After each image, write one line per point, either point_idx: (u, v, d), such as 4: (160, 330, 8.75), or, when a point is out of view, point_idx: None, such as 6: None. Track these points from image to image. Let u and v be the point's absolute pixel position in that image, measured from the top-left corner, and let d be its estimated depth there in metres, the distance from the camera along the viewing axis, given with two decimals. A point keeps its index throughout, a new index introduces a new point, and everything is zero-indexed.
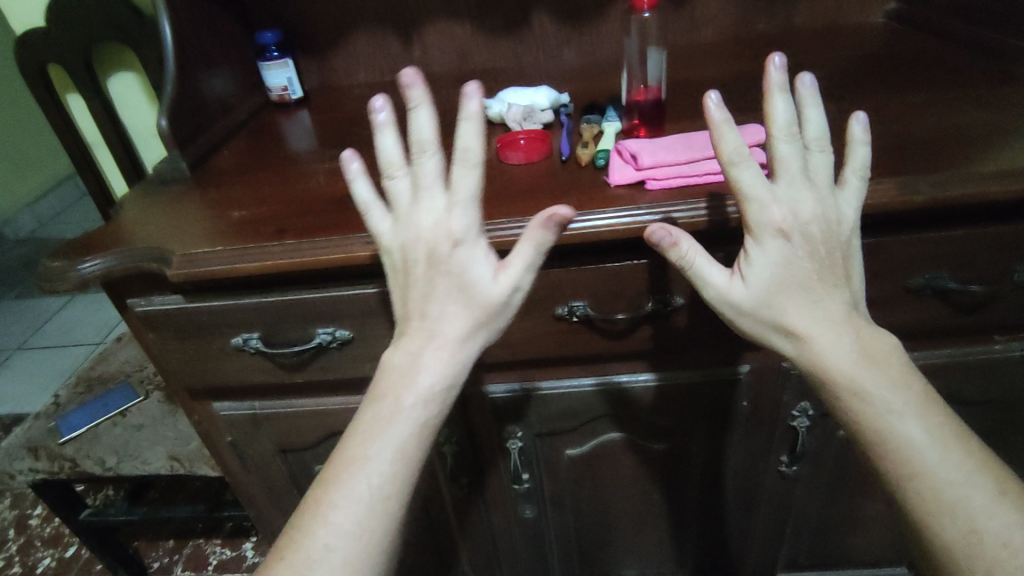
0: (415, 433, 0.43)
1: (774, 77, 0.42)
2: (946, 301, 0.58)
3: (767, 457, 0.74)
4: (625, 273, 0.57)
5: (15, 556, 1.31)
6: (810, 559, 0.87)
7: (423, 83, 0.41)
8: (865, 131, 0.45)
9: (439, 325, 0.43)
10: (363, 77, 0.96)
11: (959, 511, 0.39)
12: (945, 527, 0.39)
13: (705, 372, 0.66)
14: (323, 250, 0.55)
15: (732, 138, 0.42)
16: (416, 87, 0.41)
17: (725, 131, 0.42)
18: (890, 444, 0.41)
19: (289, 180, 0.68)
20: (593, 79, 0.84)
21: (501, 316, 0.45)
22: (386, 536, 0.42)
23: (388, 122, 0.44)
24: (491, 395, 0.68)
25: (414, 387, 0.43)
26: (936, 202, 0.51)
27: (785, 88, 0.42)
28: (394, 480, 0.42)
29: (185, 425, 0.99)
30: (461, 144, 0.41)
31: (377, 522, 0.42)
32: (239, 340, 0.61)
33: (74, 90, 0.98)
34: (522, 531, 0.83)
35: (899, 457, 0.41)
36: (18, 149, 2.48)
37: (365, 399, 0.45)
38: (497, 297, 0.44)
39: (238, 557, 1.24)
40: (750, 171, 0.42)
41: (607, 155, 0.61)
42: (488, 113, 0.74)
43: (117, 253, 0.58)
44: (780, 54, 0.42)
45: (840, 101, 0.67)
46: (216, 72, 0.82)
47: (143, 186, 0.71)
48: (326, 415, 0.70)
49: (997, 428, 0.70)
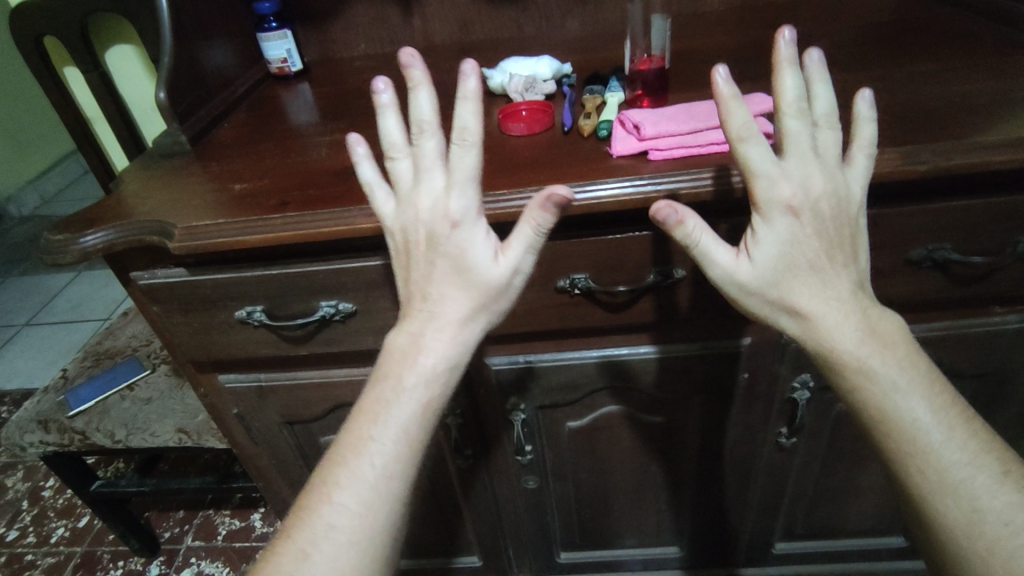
0: (416, 415, 0.44)
1: (784, 51, 0.41)
2: (947, 273, 0.58)
3: (767, 429, 0.74)
4: (627, 245, 0.57)
5: (30, 526, 1.34)
6: (807, 528, 0.88)
7: (423, 63, 0.41)
8: (871, 108, 0.44)
9: (440, 307, 0.45)
10: (363, 48, 0.95)
11: (963, 490, 0.40)
12: (947, 508, 0.40)
13: (706, 345, 0.66)
14: (323, 222, 0.55)
15: (740, 113, 0.41)
16: (416, 67, 0.41)
17: (733, 105, 0.41)
18: (899, 424, 0.41)
19: (289, 153, 0.68)
20: (596, 49, 0.83)
21: (503, 299, 0.46)
22: (388, 518, 0.43)
23: (391, 103, 0.44)
24: (494, 367, 0.68)
25: (415, 368, 0.44)
26: (940, 172, 0.50)
27: (795, 63, 0.41)
28: (396, 460, 0.43)
29: (192, 398, 1.00)
30: (459, 124, 0.41)
31: (380, 502, 0.42)
32: (243, 313, 0.62)
33: (71, 63, 0.98)
34: (524, 501, 0.85)
35: (907, 437, 0.41)
36: (18, 126, 2.47)
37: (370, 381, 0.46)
38: (498, 280, 0.45)
39: (247, 527, 1.27)
40: (759, 148, 0.41)
41: (609, 125, 0.60)
42: (490, 84, 0.74)
43: (118, 226, 0.58)
44: (790, 28, 0.41)
45: (846, 70, 0.66)
46: (214, 44, 0.81)
47: (143, 160, 0.71)
48: (330, 387, 0.71)
49: (995, 400, 0.70)
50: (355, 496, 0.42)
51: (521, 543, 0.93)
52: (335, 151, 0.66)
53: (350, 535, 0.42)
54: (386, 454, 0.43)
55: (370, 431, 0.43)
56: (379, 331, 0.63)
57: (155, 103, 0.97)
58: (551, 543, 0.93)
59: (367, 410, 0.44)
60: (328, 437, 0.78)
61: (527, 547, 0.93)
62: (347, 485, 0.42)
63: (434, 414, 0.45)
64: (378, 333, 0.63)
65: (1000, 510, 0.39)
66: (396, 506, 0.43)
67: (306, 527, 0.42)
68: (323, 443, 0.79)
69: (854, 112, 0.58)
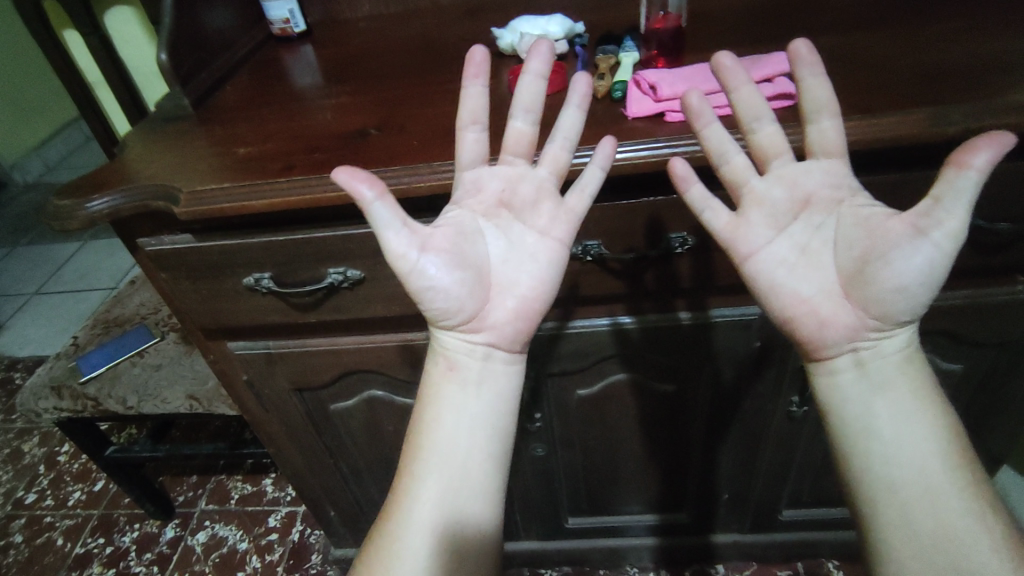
0: (466, 422, 0.49)
1: (742, 72, 0.45)
2: (969, 241, 0.56)
3: (778, 399, 0.74)
4: (642, 210, 0.56)
5: (47, 490, 1.37)
6: (812, 496, 0.89)
7: (473, 71, 0.47)
8: (687, 170, 0.47)
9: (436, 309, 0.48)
10: (367, 9, 0.92)
11: (941, 528, 0.41)
12: (930, 534, 0.41)
13: (717, 313, 0.65)
14: (332, 186, 0.54)
15: (819, 90, 0.44)
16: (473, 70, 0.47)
17: (819, 81, 0.44)
18: (908, 448, 0.43)
19: (295, 116, 0.66)
20: (609, 8, 0.80)
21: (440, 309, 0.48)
22: (442, 514, 0.47)
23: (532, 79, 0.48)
24: (569, 328, 0.67)
25: (463, 376, 0.49)
26: (970, 134, 0.48)
27: (746, 84, 0.46)
28: (450, 461, 0.48)
29: (202, 365, 1.01)
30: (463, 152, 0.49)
31: (435, 498, 0.48)
32: (251, 280, 0.61)
33: (71, 26, 0.96)
34: (532, 468, 0.85)
35: (910, 459, 0.42)
36: (19, 92, 2.43)
37: (424, 393, 0.50)
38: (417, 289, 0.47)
39: (259, 492, 1.29)
40: (830, 127, 0.45)
41: (624, 86, 0.58)
42: (499, 45, 0.71)
43: (123, 191, 0.57)
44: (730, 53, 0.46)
45: (872, 29, 0.64)
46: (214, 4, 0.79)
47: (146, 124, 0.69)
48: (339, 355, 0.70)
49: (1009, 370, 0.70)
50: (429, 515, 0.47)
51: (528, 509, 0.94)
52: (342, 114, 0.65)
53: (418, 528, 0.47)
54: (452, 473, 0.48)
55: (430, 438, 0.49)
56: (388, 298, 0.63)
57: (157, 67, 0.96)
58: (558, 509, 0.94)
59: (424, 429, 0.49)
60: (338, 403, 0.78)
61: (534, 513, 0.94)
62: (417, 508, 0.48)
63: (486, 422, 0.49)
64: (386, 299, 0.63)
65: (971, 541, 0.41)
66: (448, 506, 0.48)
67: (391, 522, 0.48)
68: (333, 410, 0.79)
69: (878, 73, 0.56)
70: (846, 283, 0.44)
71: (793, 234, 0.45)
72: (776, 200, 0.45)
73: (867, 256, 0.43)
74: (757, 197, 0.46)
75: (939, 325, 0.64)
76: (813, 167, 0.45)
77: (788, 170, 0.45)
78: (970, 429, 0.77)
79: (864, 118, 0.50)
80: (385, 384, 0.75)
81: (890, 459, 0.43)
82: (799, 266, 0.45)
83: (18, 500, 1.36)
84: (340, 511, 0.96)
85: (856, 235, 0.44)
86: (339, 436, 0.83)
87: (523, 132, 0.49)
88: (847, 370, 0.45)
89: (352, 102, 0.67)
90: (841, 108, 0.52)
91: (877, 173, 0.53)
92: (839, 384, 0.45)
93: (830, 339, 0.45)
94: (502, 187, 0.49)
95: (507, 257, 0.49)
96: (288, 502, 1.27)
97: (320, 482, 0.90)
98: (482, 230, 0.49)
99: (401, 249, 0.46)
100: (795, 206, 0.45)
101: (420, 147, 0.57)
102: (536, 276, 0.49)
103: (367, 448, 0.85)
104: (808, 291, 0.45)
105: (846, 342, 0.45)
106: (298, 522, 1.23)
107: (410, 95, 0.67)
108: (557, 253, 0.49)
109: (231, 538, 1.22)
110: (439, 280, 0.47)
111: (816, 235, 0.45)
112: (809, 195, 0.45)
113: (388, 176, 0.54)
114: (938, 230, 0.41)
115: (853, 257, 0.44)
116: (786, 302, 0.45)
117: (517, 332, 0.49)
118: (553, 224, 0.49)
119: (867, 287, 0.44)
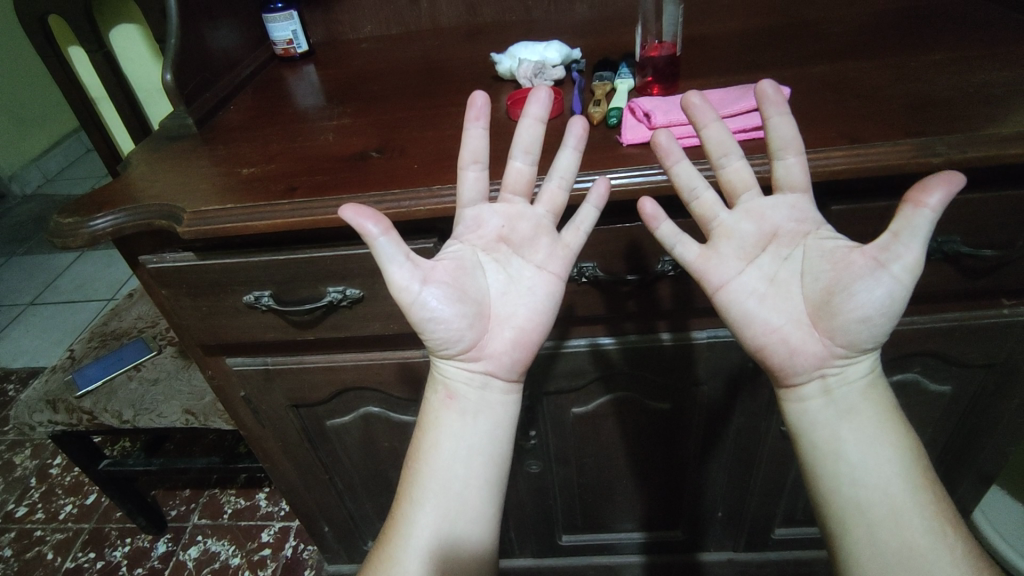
0: (461, 448, 0.50)
1: (706, 110, 0.47)
2: (955, 265, 0.58)
3: (771, 418, 0.74)
4: (636, 234, 0.57)
5: (38, 503, 1.36)
6: (806, 514, 0.89)
7: (481, 109, 0.48)
8: (655, 208, 0.49)
9: (436, 338, 0.49)
10: (369, 30, 0.94)
11: (907, 547, 0.43)
12: (897, 552, 0.43)
13: (695, 335, 0.67)
14: (333, 207, 0.55)
15: (785, 127, 0.46)
16: (480, 108, 0.48)
17: (783, 119, 0.46)
18: (875, 470, 0.45)
19: (298, 137, 0.68)
20: (607, 34, 0.82)
21: (438, 338, 0.49)
22: (438, 539, 0.48)
23: (535, 118, 0.50)
24: (567, 349, 0.68)
25: (459, 403, 0.50)
26: (954, 164, 0.50)
27: (714, 121, 0.48)
28: (447, 484, 0.49)
29: (199, 380, 1.01)
30: (465, 189, 0.50)
31: (431, 523, 0.48)
32: (250, 298, 0.62)
33: (75, 41, 0.98)
34: (527, 485, 0.86)
35: (877, 482, 0.44)
36: (19, 102, 2.45)
37: (422, 420, 0.52)
38: (417, 320, 0.48)
39: (253, 506, 1.29)
40: (796, 161, 0.47)
41: (619, 113, 0.60)
42: (499, 70, 0.73)
43: (127, 210, 0.58)
44: (698, 93, 0.47)
45: (861, 58, 0.66)
46: (219, 25, 0.80)
47: (150, 143, 0.70)
48: (337, 372, 0.71)
49: (997, 392, 0.71)
50: (424, 540, 0.48)
51: (523, 526, 0.94)
52: (345, 136, 0.66)
53: (414, 553, 0.48)
54: (448, 498, 0.49)
55: (428, 464, 0.50)
56: (386, 316, 0.63)
57: (160, 83, 0.97)
58: (553, 526, 0.94)
59: (422, 456, 0.50)
60: (335, 419, 0.79)
61: (529, 530, 0.95)
62: (415, 533, 0.48)
63: (483, 448, 0.50)
64: (384, 317, 0.64)
65: (934, 561, 0.43)
66: (444, 530, 0.48)
67: (390, 547, 0.49)
68: (330, 426, 0.79)
69: (865, 103, 0.57)
70: (813, 313, 0.47)
71: (761, 265, 0.48)
72: (744, 233, 0.48)
73: (834, 287, 0.45)
74: (724, 229, 0.48)
75: (928, 346, 0.66)
76: (780, 203, 0.48)
77: (755, 205, 0.48)
78: (960, 450, 0.78)
79: (851, 148, 0.51)
80: (382, 400, 0.76)
81: (856, 479, 0.45)
82: (768, 295, 0.47)
83: (8, 513, 1.35)
84: (334, 527, 0.96)
85: (821, 266, 0.46)
86: (335, 452, 0.83)
87: (522, 172, 0.51)
88: (815, 397, 0.47)
89: (354, 124, 0.69)
90: (829, 138, 0.53)
91: (864, 202, 0.54)
92: (803, 407, 0.48)
93: (798, 367, 0.47)
94: (502, 224, 0.51)
95: (506, 290, 0.51)
96: (281, 517, 1.26)
97: (316, 498, 0.90)
98: (482, 264, 0.51)
99: (403, 282, 0.47)
100: (764, 238, 0.48)
101: (421, 170, 0.58)
102: (532, 309, 0.51)
103: (362, 464, 0.85)
104: (777, 321, 0.47)
105: (814, 369, 0.47)
106: (291, 537, 1.22)
107: (411, 118, 0.68)
108: (553, 287, 0.51)
109: (224, 553, 1.21)
110: (439, 312, 0.48)
111: (783, 265, 0.48)
112: (776, 227, 0.48)
113: (390, 199, 0.55)
114: (896, 263, 0.43)
115: (819, 288, 0.46)
116: (757, 331, 0.48)
117: (514, 361, 0.51)
118: (551, 260, 0.51)
119: (834, 317, 0.46)
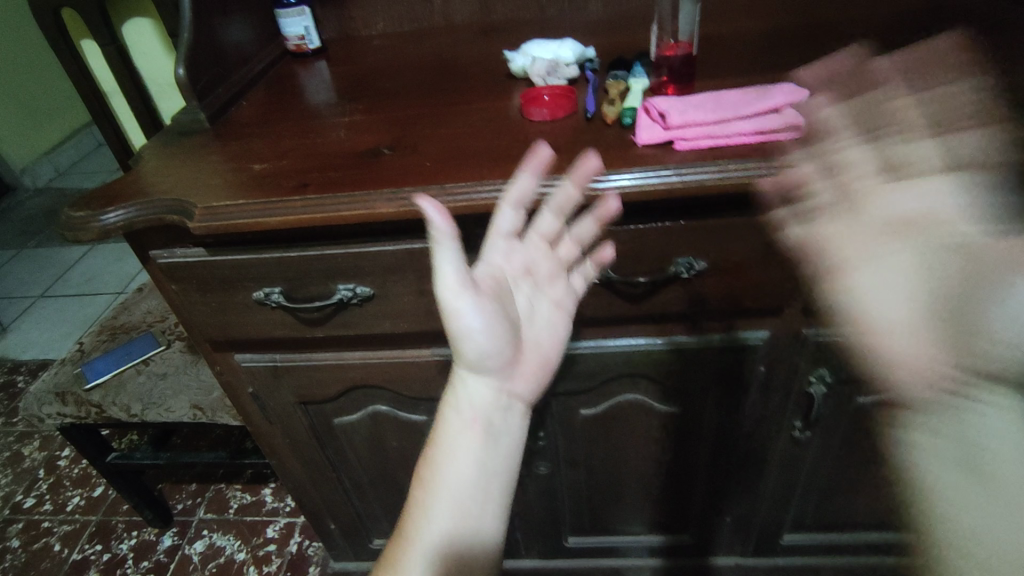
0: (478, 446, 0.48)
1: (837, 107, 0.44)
2: None
3: (780, 423, 0.74)
4: (651, 236, 0.56)
5: (46, 495, 1.37)
6: (816, 520, 0.88)
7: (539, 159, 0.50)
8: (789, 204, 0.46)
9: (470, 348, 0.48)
10: (382, 27, 0.94)
11: None
12: None
13: (706, 338, 0.66)
14: (344, 206, 0.55)
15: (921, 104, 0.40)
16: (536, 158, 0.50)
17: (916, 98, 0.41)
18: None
19: (310, 133, 0.67)
20: (621, 32, 0.81)
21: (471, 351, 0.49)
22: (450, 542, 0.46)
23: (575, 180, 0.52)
24: (577, 351, 0.67)
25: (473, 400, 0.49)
26: None
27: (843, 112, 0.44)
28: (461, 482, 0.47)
29: (207, 374, 1.01)
30: (503, 222, 0.51)
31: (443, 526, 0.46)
32: (261, 294, 0.62)
33: (88, 36, 0.97)
34: (535, 486, 0.85)
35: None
36: (29, 93, 2.46)
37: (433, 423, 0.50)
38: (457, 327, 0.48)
39: (258, 502, 1.29)
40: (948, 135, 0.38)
41: (634, 113, 0.59)
42: (511, 68, 0.73)
43: (139, 205, 0.58)
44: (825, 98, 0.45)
45: (879, 60, 0.65)
46: (232, 20, 0.80)
47: (162, 137, 0.70)
48: (345, 369, 0.71)
49: None
50: (437, 544, 0.45)
51: (529, 526, 0.93)
52: (356, 132, 0.66)
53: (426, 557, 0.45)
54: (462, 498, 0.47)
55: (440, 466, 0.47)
56: (396, 316, 0.63)
57: (173, 79, 0.97)
58: (559, 528, 0.94)
59: (433, 457, 0.48)
60: (342, 418, 0.78)
61: (536, 531, 0.94)
62: (425, 535, 0.46)
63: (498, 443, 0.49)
64: (394, 317, 0.63)
65: None
66: (457, 531, 0.46)
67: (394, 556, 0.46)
68: (338, 423, 0.79)
69: None
70: (960, 313, 0.34)
71: (886, 251, 0.37)
72: (868, 214, 0.39)
73: (986, 281, 0.34)
74: (852, 212, 0.40)
75: None
76: (928, 184, 0.37)
77: (896, 186, 0.39)
78: None
79: None
80: (390, 399, 0.76)
81: (986, 544, 0.30)
82: (890, 284, 0.37)
83: (16, 504, 1.36)
84: (340, 524, 0.96)
85: (972, 256, 0.35)
86: (342, 450, 0.83)
87: (549, 223, 0.53)
88: (956, 430, 0.31)
89: (366, 120, 0.69)
90: None
91: None
92: (887, 434, 0.36)
93: (916, 378, 0.34)
94: (529, 260, 0.53)
95: (530, 318, 0.53)
96: (287, 513, 1.26)
97: (322, 495, 0.90)
98: (512, 290, 0.52)
99: (454, 285, 0.47)
100: (898, 220, 0.37)
101: (435, 168, 0.57)
102: (550, 340, 0.54)
103: (369, 463, 0.85)
104: (900, 314, 0.36)
105: (966, 392, 0.32)
106: (296, 533, 1.22)
107: (424, 115, 0.68)
108: (565, 324, 0.55)
109: (229, 548, 1.21)
110: (478, 325, 0.48)
111: (922, 253, 0.36)
112: (916, 210, 0.37)
113: (402, 196, 0.54)
114: None
115: (973, 282, 0.34)
116: (868, 322, 0.37)
117: (537, 383, 0.52)
118: (564, 299, 0.55)
119: (988, 319, 0.33)
